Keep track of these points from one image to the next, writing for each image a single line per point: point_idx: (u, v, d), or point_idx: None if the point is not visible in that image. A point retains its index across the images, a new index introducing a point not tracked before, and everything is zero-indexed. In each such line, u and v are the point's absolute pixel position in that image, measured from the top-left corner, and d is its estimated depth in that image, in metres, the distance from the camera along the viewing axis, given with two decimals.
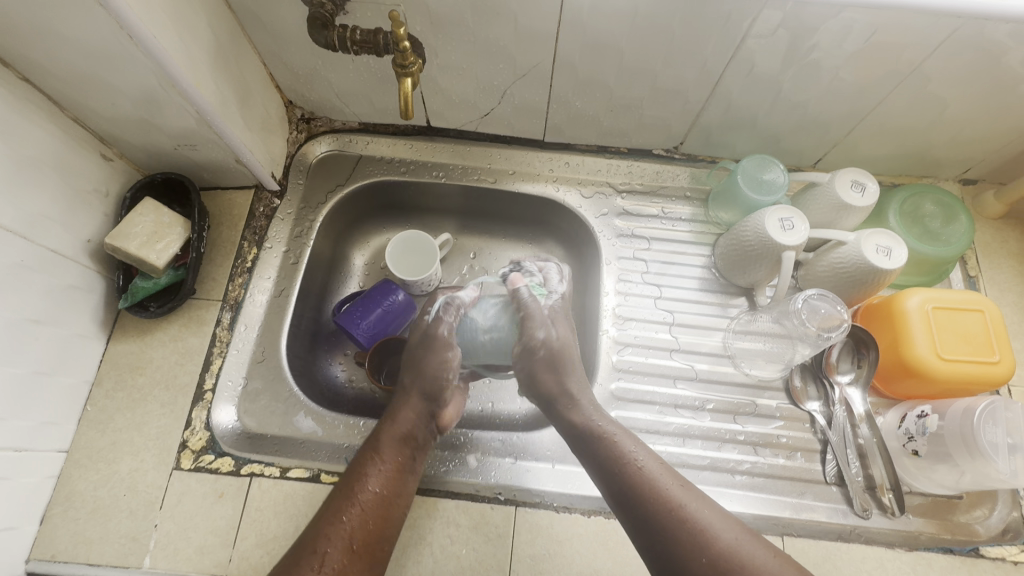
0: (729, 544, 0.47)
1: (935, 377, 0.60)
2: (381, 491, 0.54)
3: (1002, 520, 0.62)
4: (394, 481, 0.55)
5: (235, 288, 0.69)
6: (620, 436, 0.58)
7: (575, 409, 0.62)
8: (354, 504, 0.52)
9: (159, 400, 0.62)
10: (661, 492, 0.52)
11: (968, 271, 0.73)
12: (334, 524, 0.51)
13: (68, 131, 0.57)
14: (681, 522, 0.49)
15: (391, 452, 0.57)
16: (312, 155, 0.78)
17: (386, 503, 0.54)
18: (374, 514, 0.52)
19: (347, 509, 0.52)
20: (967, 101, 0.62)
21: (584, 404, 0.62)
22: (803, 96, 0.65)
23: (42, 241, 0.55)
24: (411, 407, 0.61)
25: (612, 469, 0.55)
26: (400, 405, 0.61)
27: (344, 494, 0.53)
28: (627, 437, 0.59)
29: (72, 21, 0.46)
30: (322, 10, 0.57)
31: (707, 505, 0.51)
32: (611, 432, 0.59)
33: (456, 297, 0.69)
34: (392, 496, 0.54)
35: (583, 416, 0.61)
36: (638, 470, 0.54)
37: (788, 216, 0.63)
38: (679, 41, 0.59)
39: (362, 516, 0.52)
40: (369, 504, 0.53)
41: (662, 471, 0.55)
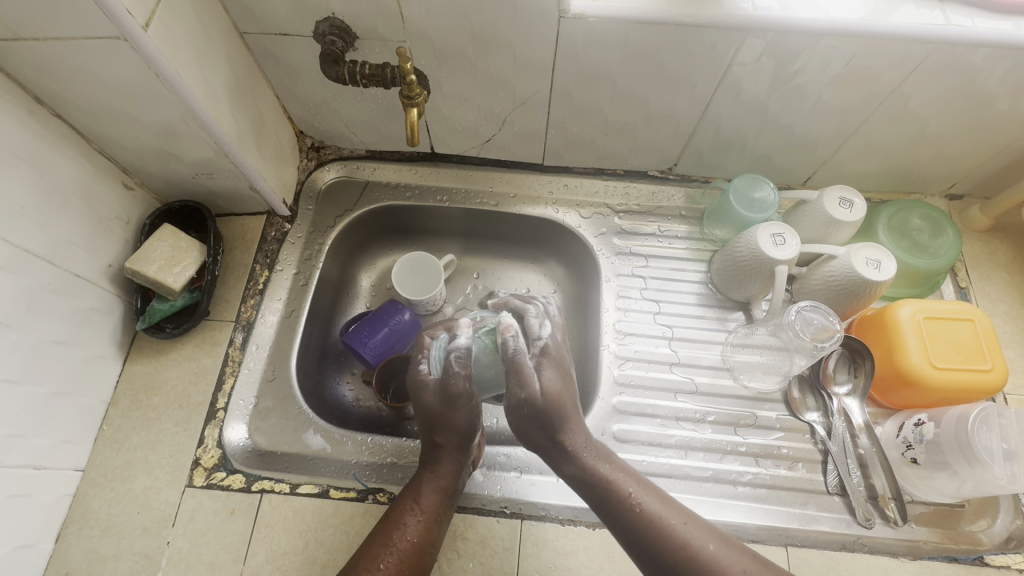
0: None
1: (929, 386, 0.61)
2: (418, 540, 0.53)
3: (1005, 528, 0.62)
4: (430, 529, 0.54)
5: (247, 309, 0.71)
6: (620, 474, 0.54)
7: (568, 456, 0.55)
8: (392, 553, 0.51)
9: (173, 418, 0.64)
10: (666, 530, 0.49)
11: (959, 283, 0.75)
12: (371, 574, 0.50)
13: (93, 161, 0.61)
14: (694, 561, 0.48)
15: (429, 503, 0.55)
16: (321, 181, 0.81)
17: (422, 553, 0.53)
18: (409, 567, 0.51)
19: (383, 558, 0.51)
20: (946, 119, 0.66)
21: (580, 445, 0.55)
22: (790, 118, 0.68)
23: (66, 266, 0.58)
24: (451, 457, 0.58)
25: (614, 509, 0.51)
26: (436, 453, 0.58)
27: (380, 540, 0.52)
28: (609, 460, 0.55)
29: (104, 62, 0.50)
30: (333, 47, 0.62)
31: (716, 538, 0.49)
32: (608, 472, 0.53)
33: (460, 348, 0.56)
34: (426, 545, 0.53)
35: (580, 462, 0.54)
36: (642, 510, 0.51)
37: (779, 232, 0.65)
38: (669, 69, 0.63)
39: (400, 568, 0.51)
40: (407, 554, 0.52)
41: (671, 510, 0.51)
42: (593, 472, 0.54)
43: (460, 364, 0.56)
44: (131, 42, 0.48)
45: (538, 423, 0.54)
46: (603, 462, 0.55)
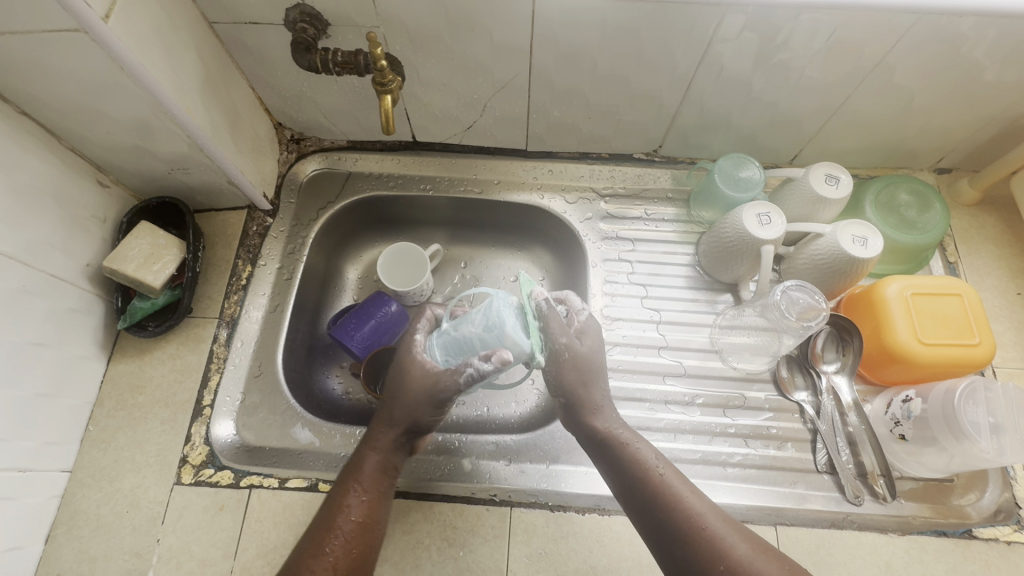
0: (746, 556, 0.46)
1: (918, 362, 0.61)
2: (361, 518, 0.51)
3: (994, 501, 0.62)
4: (375, 506, 0.52)
5: (231, 305, 0.70)
6: (639, 442, 0.55)
7: (598, 414, 0.57)
8: (338, 536, 0.49)
9: (159, 417, 0.64)
10: (677, 499, 0.50)
11: (948, 258, 0.74)
12: (317, 557, 0.47)
13: (65, 160, 0.59)
14: (700, 531, 0.48)
15: (371, 479, 0.53)
16: (302, 174, 0.80)
17: (368, 532, 0.51)
18: (356, 547, 0.49)
19: (329, 542, 0.48)
20: (932, 91, 0.64)
21: (602, 412, 0.57)
22: (774, 96, 0.67)
23: (43, 267, 0.57)
24: (392, 431, 0.56)
25: (634, 476, 0.52)
26: (375, 428, 0.56)
27: (324, 524, 0.50)
28: (628, 429, 0.56)
29: (66, 56, 0.48)
30: (304, 35, 0.60)
31: (725, 518, 0.49)
32: (626, 434, 0.56)
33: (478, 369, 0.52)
34: (371, 524, 0.51)
35: (603, 426, 0.56)
36: (660, 478, 0.51)
37: (765, 212, 0.65)
38: (649, 48, 0.62)
39: (348, 547, 0.49)
40: (351, 534, 0.50)
41: (687, 483, 0.52)
42: (624, 447, 0.54)
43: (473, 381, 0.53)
44: (91, 34, 0.46)
45: (576, 371, 0.58)
46: (621, 428, 0.56)
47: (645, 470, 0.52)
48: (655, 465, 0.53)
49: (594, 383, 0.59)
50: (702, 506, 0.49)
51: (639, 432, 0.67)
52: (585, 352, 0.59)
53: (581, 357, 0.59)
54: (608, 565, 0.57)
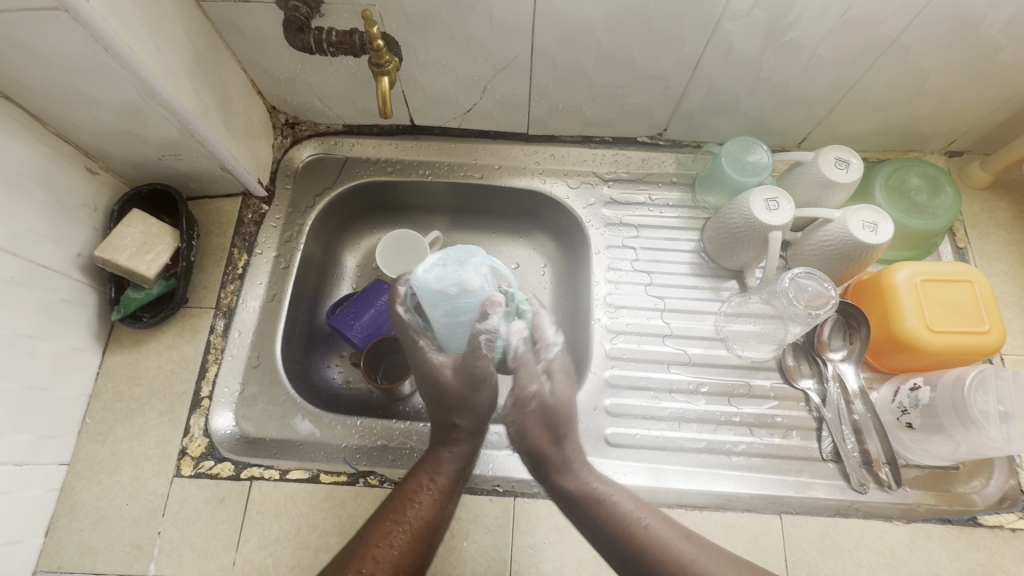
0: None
1: (926, 350, 0.60)
2: (431, 519, 0.54)
3: (999, 488, 0.62)
4: (442, 508, 0.56)
5: (227, 295, 0.69)
6: (615, 495, 0.57)
7: (569, 472, 0.59)
8: (405, 529, 0.52)
9: (157, 409, 0.63)
10: (668, 554, 0.52)
11: (957, 243, 0.73)
12: (384, 548, 0.51)
13: (51, 146, 0.57)
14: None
15: (443, 481, 0.57)
16: (298, 159, 0.78)
17: (433, 533, 0.54)
18: (421, 543, 0.53)
19: (396, 534, 0.52)
20: (946, 71, 0.62)
21: (574, 460, 0.60)
22: (784, 76, 0.65)
23: (33, 257, 0.56)
24: (466, 439, 0.61)
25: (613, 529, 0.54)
26: (448, 432, 0.61)
27: (392, 516, 0.53)
28: (602, 479, 0.59)
29: (48, 37, 0.46)
30: (297, 13, 0.57)
31: (711, 552, 0.52)
32: (601, 487, 0.58)
33: (493, 332, 0.57)
34: (438, 524, 0.55)
35: (578, 475, 0.59)
36: (640, 528, 0.54)
37: (773, 197, 0.63)
38: (655, 27, 0.59)
39: (411, 543, 0.52)
40: (417, 531, 0.53)
41: (670, 529, 0.54)
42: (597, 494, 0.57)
43: (492, 347, 0.59)
44: (72, 13, 0.44)
45: (542, 419, 0.62)
46: (597, 479, 0.59)
47: (628, 526, 0.54)
48: (639, 518, 0.55)
49: (566, 432, 0.62)
50: (692, 551, 0.52)
51: (643, 422, 0.66)
52: (553, 399, 0.63)
53: (550, 403, 0.62)
54: None
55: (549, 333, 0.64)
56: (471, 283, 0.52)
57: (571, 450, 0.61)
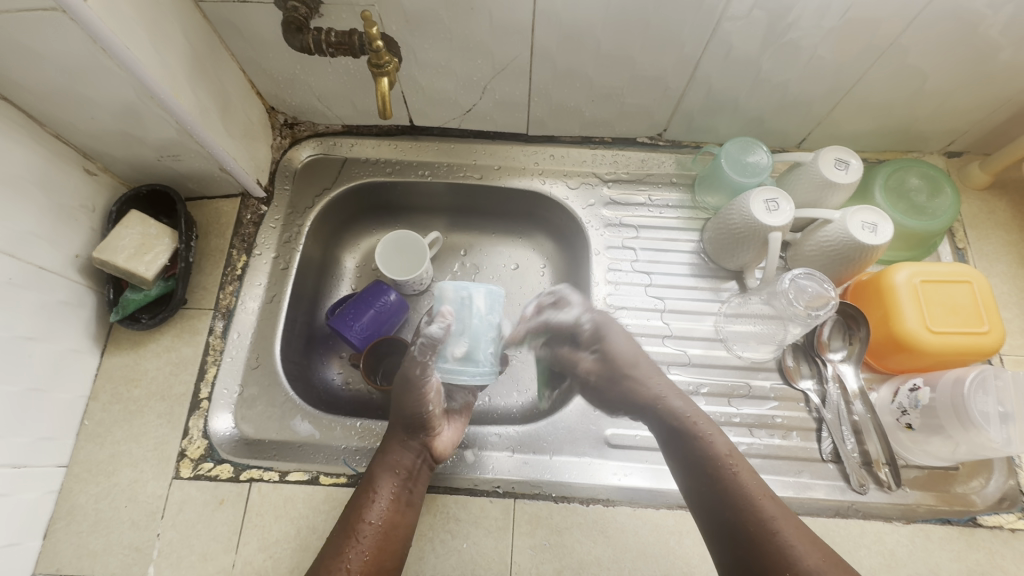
0: (813, 567, 0.48)
1: (926, 351, 0.60)
2: (380, 523, 0.54)
3: (999, 489, 0.62)
4: (390, 512, 0.55)
5: (226, 296, 0.69)
6: (718, 436, 0.59)
7: (666, 407, 0.62)
8: (353, 538, 0.52)
9: (155, 410, 0.63)
10: (748, 499, 0.53)
11: (957, 244, 0.73)
12: (334, 558, 0.51)
13: (48, 146, 0.57)
14: (769, 537, 0.51)
15: (384, 485, 0.56)
16: (297, 160, 0.78)
17: (386, 535, 0.53)
18: (374, 548, 0.52)
19: (345, 543, 0.52)
20: (946, 72, 0.62)
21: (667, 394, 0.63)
22: (784, 77, 0.65)
23: (30, 259, 0.55)
24: (399, 442, 0.59)
25: (705, 463, 0.57)
26: (388, 439, 0.60)
27: (341, 528, 0.54)
28: (706, 420, 0.61)
29: (45, 38, 0.46)
30: (295, 14, 0.57)
31: (797, 527, 0.52)
32: (703, 427, 0.60)
33: (428, 335, 0.65)
34: (390, 527, 0.54)
35: (673, 409, 0.62)
36: (731, 469, 0.56)
37: (773, 197, 0.63)
38: (655, 27, 0.59)
39: (361, 550, 0.52)
40: (367, 536, 0.53)
41: (760, 486, 0.55)
42: (693, 428, 0.60)
43: (424, 350, 0.65)
44: (70, 13, 0.44)
45: (609, 380, 0.67)
46: (705, 424, 0.60)
47: (720, 466, 0.56)
48: (731, 462, 0.56)
49: (638, 381, 0.66)
50: (773, 509, 0.53)
51: None
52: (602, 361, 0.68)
53: (602, 369, 0.68)
54: (613, 557, 0.57)
55: (574, 309, 0.73)
56: (445, 292, 0.66)
57: (670, 392, 0.64)
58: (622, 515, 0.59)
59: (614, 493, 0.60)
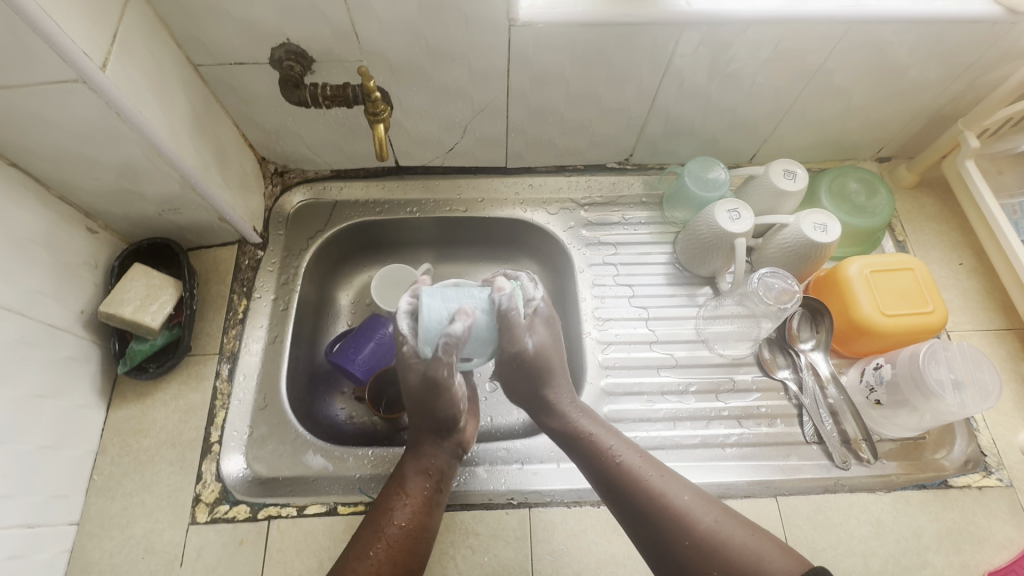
0: (711, 528, 0.51)
1: (883, 333, 0.67)
2: (408, 526, 0.55)
3: (962, 452, 0.67)
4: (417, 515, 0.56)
5: (229, 340, 0.70)
6: (600, 430, 0.61)
7: (552, 412, 0.63)
8: (382, 539, 0.54)
9: (167, 458, 0.63)
10: (643, 485, 0.55)
11: (897, 237, 0.81)
12: (361, 561, 0.52)
13: (54, 208, 0.59)
14: (666, 514, 0.53)
15: (417, 487, 0.58)
16: (289, 205, 0.81)
17: (414, 538, 0.55)
18: (399, 550, 0.53)
19: (373, 545, 0.53)
20: (866, 89, 0.72)
21: (566, 405, 0.63)
22: (730, 102, 0.74)
23: (40, 317, 0.56)
24: (439, 441, 0.61)
25: (602, 470, 0.58)
26: (421, 439, 0.61)
27: (370, 528, 0.55)
28: (592, 420, 0.63)
29: (62, 107, 0.49)
30: (292, 72, 0.62)
31: (686, 490, 0.55)
32: (591, 427, 0.61)
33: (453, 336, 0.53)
34: (419, 531, 0.55)
35: (564, 418, 0.63)
36: (619, 462, 0.57)
37: (734, 208, 0.70)
38: (616, 66, 0.67)
39: (391, 553, 0.53)
40: (396, 541, 0.54)
41: (646, 465, 0.57)
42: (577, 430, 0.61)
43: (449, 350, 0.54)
44: (90, 83, 0.47)
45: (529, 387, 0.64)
46: (590, 424, 0.62)
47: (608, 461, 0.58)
48: (616, 453, 0.58)
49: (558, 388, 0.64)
50: (667, 485, 0.55)
51: (641, 424, 0.70)
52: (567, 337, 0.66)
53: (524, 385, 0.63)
54: (627, 553, 0.60)
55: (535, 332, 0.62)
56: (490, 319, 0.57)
57: (568, 402, 0.64)
58: None
59: None
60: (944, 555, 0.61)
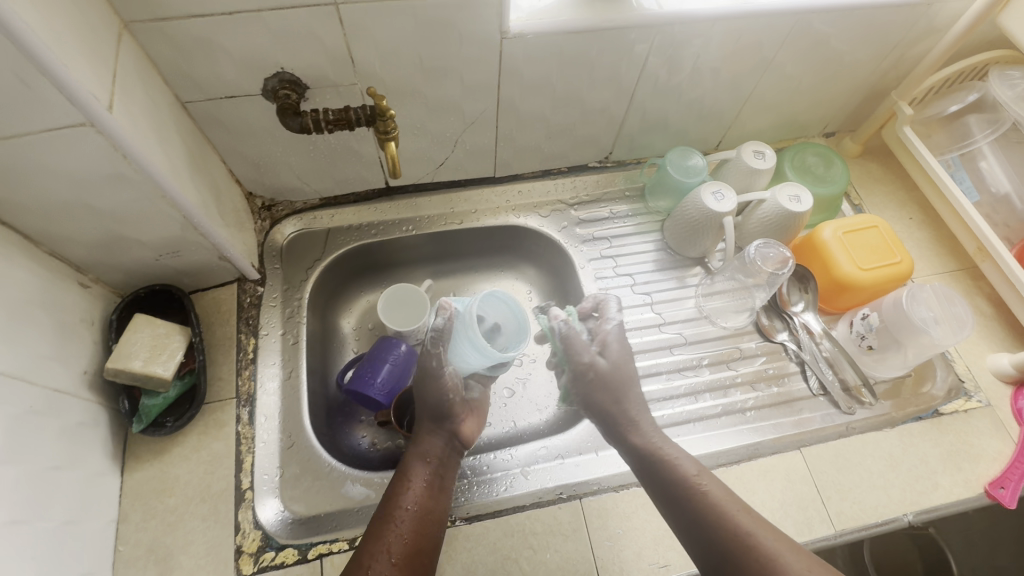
0: None
1: (864, 286, 0.74)
2: (416, 508, 0.56)
3: (944, 382, 0.75)
4: (425, 498, 0.58)
5: (244, 382, 0.67)
6: (680, 455, 0.60)
7: (636, 430, 0.63)
8: (396, 524, 0.54)
9: (199, 514, 0.59)
10: (730, 522, 0.53)
11: (853, 202, 0.90)
12: (376, 543, 0.53)
13: (46, 265, 0.55)
14: (755, 557, 0.50)
15: (419, 473, 0.60)
16: (282, 237, 0.79)
17: (422, 518, 0.56)
18: (411, 531, 0.54)
19: (388, 529, 0.54)
20: (814, 72, 0.80)
21: (647, 433, 0.63)
22: (699, 94, 0.80)
23: (46, 383, 0.52)
24: (431, 434, 0.64)
25: (679, 494, 0.56)
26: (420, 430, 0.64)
27: (382, 515, 0.56)
28: (669, 443, 0.62)
29: (63, 155, 0.47)
30: (288, 100, 0.62)
31: (778, 536, 0.51)
32: (672, 451, 0.60)
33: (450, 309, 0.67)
34: (426, 512, 0.56)
35: (645, 441, 0.62)
36: (700, 490, 0.56)
37: (718, 189, 0.76)
38: (598, 70, 0.71)
39: (402, 534, 0.54)
40: (406, 521, 0.55)
41: (732, 502, 0.55)
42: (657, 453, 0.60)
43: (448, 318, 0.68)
44: (97, 126, 0.45)
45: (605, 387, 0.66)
46: (669, 447, 0.61)
47: (691, 489, 0.56)
48: (701, 482, 0.57)
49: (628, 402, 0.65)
50: (752, 525, 0.52)
51: (666, 403, 0.74)
52: (609, 367, 0.67)
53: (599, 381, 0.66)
54: None
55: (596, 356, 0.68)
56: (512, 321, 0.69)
57: (647, 428, 0.63)
58: None
59: None
60: (950, 475, 0.68)
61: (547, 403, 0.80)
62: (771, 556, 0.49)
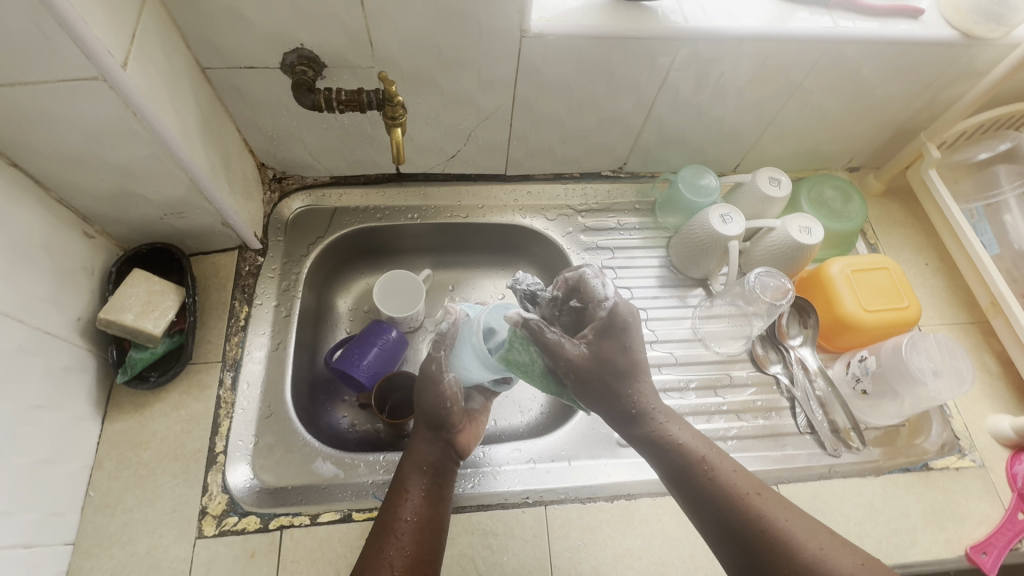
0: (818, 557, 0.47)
1: (866, 327, 0.72)
2: (416, 518, 0.54)
3: (939, 436, 0.73)
4: (425, 507, 0.55)
5: (232, 348, 0.69)
6: (686, 431, 0.56)
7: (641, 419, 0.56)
8: (394, 540, 0.52)
9: (170, 471, 0.60)
10: (744, 502, 0.51)
11: (869, 241, 0.88)
12: (376, 559, 0.51)
13: (53, 211, 0.57)
14: (771, 540, 0.48)
15: (415, 483, 0.57)
16: (288, 211, 0.80)
17: (424, 530, 0.54)
18: (414, 544, 0.52)
19: (387, 544, 0.52)
20: (841, 103, 0.78)
21: (653, 410, 0.56)
22: (720, 114, 0.78)
23: (39, 325, 0.54)
24: (427, 440, 0.60)
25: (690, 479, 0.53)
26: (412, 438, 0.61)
27: (379, 530, 0.53)
28: (675, 420, 0.57)
29: (76, 106, 0.48)
30: (304, 76, 0.62)
31: (792, 514, 0.50)
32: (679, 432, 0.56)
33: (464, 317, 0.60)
34: (426, 522, 0.54)
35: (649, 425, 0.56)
36: (710, 468, 0.53)
37: (727, 211, 0.74)
38: (617, 78, 0.70)
39: (402, 548, 0.52)
40: (406, 534, 0.53)
41: (744, 482, 0.52)
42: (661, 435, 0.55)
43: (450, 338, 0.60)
44: (110, 82, 0.46)
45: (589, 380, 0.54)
46: (674, 427, 0.56)
47: (703, 469, 0.53)
48: (714, 463, 0.53)
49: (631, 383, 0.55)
50: (766, 506, 0.50)
51: None
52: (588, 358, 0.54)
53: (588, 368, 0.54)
54: (643, 545, 0.61)
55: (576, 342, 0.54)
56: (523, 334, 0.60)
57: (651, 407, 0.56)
58: (644, 506, 0.63)
59: (633, 488, 0.65)
60: (930, 532, 0.66)
61: (530, 405, 0.80)
62: (787, 540, 0.48)
